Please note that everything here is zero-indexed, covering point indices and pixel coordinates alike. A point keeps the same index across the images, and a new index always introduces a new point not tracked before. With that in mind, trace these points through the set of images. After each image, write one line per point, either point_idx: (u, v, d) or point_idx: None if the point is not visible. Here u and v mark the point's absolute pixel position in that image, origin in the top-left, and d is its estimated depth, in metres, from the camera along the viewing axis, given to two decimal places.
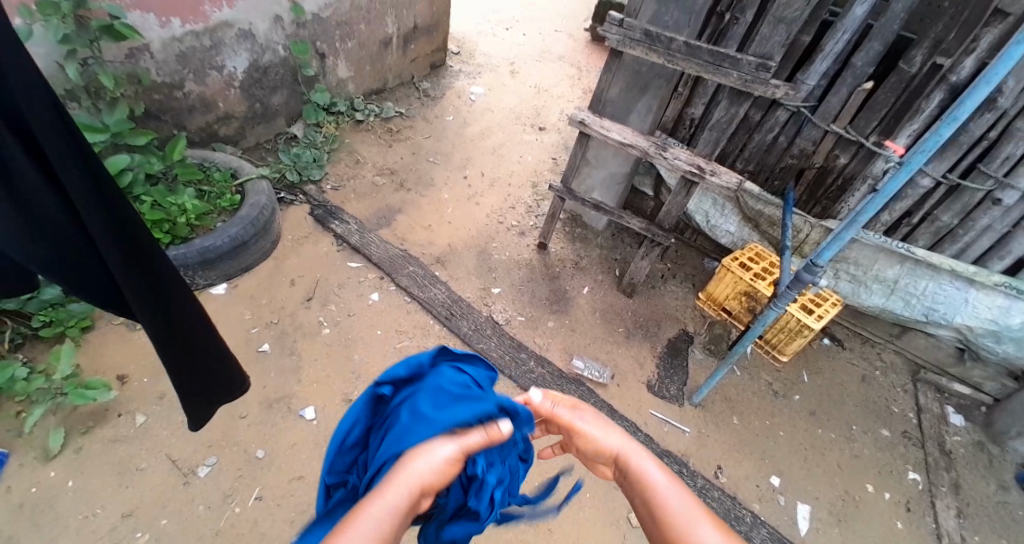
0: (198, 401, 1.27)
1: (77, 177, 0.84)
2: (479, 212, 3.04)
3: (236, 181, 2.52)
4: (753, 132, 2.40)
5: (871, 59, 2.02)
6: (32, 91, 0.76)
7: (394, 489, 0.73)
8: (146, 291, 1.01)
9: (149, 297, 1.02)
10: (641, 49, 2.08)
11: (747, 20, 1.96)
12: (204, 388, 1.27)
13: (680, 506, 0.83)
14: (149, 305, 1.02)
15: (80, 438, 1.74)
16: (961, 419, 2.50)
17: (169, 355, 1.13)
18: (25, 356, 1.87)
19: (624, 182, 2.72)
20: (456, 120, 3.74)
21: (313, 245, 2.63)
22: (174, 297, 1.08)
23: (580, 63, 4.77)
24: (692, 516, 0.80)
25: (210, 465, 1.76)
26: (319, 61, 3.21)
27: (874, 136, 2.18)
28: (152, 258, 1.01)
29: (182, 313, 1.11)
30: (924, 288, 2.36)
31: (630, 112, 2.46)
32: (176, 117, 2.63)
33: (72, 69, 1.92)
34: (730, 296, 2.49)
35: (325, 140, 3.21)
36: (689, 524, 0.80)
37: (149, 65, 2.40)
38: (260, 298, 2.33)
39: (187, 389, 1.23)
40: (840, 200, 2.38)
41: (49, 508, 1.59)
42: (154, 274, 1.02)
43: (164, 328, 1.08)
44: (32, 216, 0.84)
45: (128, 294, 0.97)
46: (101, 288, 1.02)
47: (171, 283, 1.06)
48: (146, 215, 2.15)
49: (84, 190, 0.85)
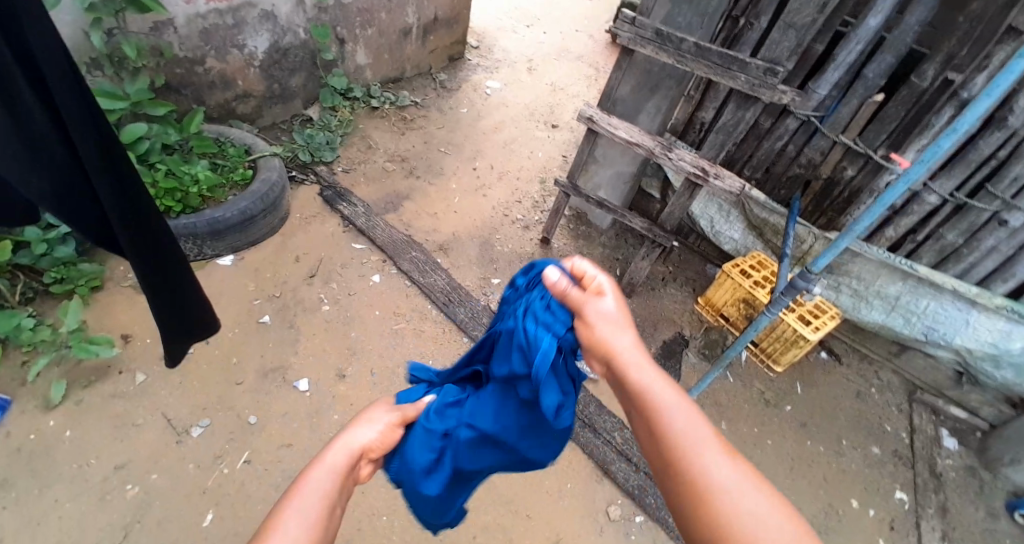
0: (174, 332, 1.35)
1: (77, 113, 0.90)
2: (485, 204, 3.07)
3: (249, 157, 2.58)
4: (763, 139, 2.40)
5: (883, 72, 2.02)
6: (38, 28, 0.82)
7: (334, 451, 0.81)
8: (135, 226, 1.09)
9: (137, 232, 1.10)
10: (652, 48, 2.09)
11: (760, 25, 1.98)
12: (179, 321, 1.34)
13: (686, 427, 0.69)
14: (133, 233, 1.09)
15: (81, 391, 1.80)
16: (954, 442, 2.48)
17: (153, 291, 1.21)
18: (34, 309, 1.94)
19: (630, 182, 2.73)
20: (470, 113, 3.77)
21: (320, 224, 2.68)
22: (154, 227, 1.14)
23: (598, 64, 4.78)
24: (700, 443, 0.68)
25: (203, 427, 1.81)
26: (339, 46, 3.26)
27: (883, 150, 2.17)
28: (140, 195, 1.09)
29: (161, 244, 1.18)
30: (925, 306, 2.34)
31: (640, 112, 2.47)
32: (195, 91, 2.70)
33: (97, 37, 1.98)
34: (729, 302, 2.48)
35: (339, 124, 3.26)
36: (698, 454, 0.67)
37: (172, 39, 2.47)
38: (264, 272, 2.38)
39: (167, 325, 1.32)
40: (846, 212, 2.37)
41: (46, 455, 1.65)
42: (140, 207, 1.09)
43: (150, 264, 1.17)
44: (33, 145, 0.90)
45: (118, 224, 1.04)
46: (92, 222, 1.09)
47: (151, 213, 1.12)
48: (159, 183, 2.21)
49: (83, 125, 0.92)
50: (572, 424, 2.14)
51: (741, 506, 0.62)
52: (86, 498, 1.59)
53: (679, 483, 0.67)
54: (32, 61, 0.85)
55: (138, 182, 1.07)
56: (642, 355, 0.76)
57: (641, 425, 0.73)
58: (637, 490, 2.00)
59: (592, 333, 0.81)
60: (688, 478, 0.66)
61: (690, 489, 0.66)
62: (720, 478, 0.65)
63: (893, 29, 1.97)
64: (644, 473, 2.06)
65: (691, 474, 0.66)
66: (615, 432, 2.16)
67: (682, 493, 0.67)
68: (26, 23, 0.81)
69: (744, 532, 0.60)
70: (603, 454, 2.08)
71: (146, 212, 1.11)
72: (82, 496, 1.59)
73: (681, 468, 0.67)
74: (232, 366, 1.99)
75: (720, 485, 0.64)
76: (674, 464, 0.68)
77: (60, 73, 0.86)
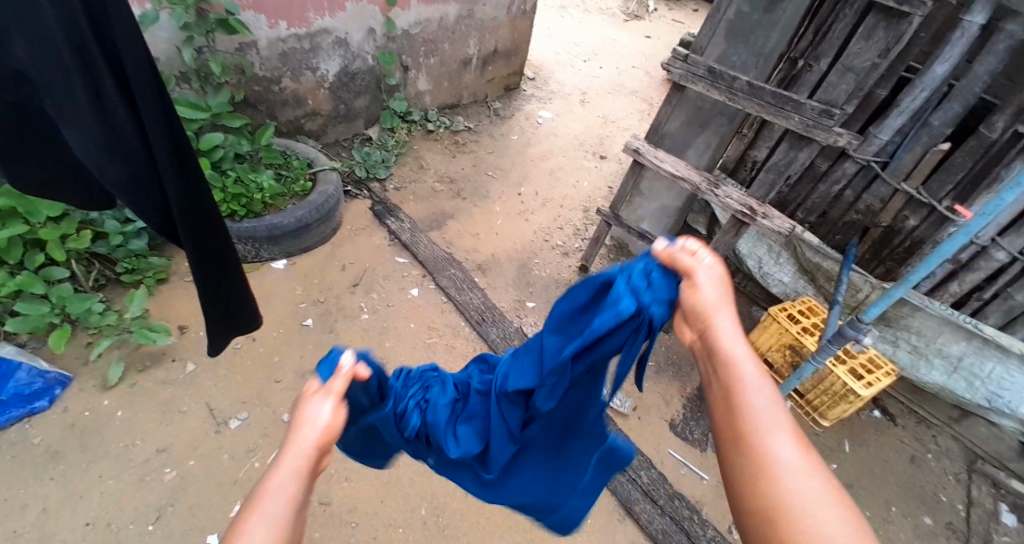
0: (219, 324, 1.43)
1: (154, 114, 1.02)
2: (527, 228, 3.11)
3: (310, 170, 2.74)
4: (818, 182, 2.33)
5: (950, 120, 1.93)
6: (129, 39, 0.94)
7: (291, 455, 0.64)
8: (191, 220, 1.19)
9: (193, 225, 1.21)
10: (703, 84, 2.10)
11: (820, 67, 1.96)
12: (228, 310, 1.44)
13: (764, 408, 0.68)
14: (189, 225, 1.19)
15: (135, 375, 1.93)
16: (1013, 519, 2.24)
17: (202, 283, 1.30)
18: (104, 295, 2.10)
19: (675, 216, 2.71)
20: (520, 140, 3.87)
21: (367, 237, 2.80)
22: (209, 221, 1.25)
23: (652, 100, 4.81)
24: (776, 424, 0.66)
25: (240, 420, 1.89)
26: (402, 73, 3.45)
27: (947, 201, 2.06)
28: (200, 193, 1.20)
29: (214, 238, 1.28)
30: (990, 370, 2.16)
31: (689, 146, 2.46)
32: (269, 107, 2.92)
33: (188, 53, 2.19)
34: (773, 347, 2.37)
35: (395, 144, 3.42)
36: (773, 440, 0.65)
37: (254, 59, 2.69)
38: (312, 278, 2.49)
39: (212, 317, 1.41)
40: (906, 263, 2.24)
41: (98, 431, 1.77)
42: (198, 202, 1.20)
43: (201, 257, 1.27)
44: (115, 142, 1.03)
45: (178, 216, 1.15)
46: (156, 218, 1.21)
47: (207, 208, 1.23)
48: (228, 189, 2.37)
49: (158, 126, 1.04)
50: None
51: (806, 496, 0.59)
52: (128, 476, 1.68)
53: (745, 464, 0.64)
54: (122, 68, 0.98)
55: (200, 178, 1.19)
56: (738, 341, 0.75)
57: (720, 404, 0.71)
58: (661, 534, 1.91)
59: (692, 300, 0.80)
60: (760, 461, 0.63)
61: (757, 472, 0.63)
62: (787, 459, 0.62)
63: (962, 76, 1.89)
64: (669, 517, 1.96)
65: (765, 455, 0.63)
66: (642, 470, 2.08)
67: (744, 468, 0.64)
68: (123, 37, 0.93)
69: (804, 518, 0.57)
70: (627, 492, 2.00)
71: (202, 208, 1.22)
72: (124, 473, 1.69)
73: (753, 448, 0.65)
74: (272, 365, 2.08)
75: (790, 470, 0.61)
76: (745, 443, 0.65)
77: (144, 81, 0.98)
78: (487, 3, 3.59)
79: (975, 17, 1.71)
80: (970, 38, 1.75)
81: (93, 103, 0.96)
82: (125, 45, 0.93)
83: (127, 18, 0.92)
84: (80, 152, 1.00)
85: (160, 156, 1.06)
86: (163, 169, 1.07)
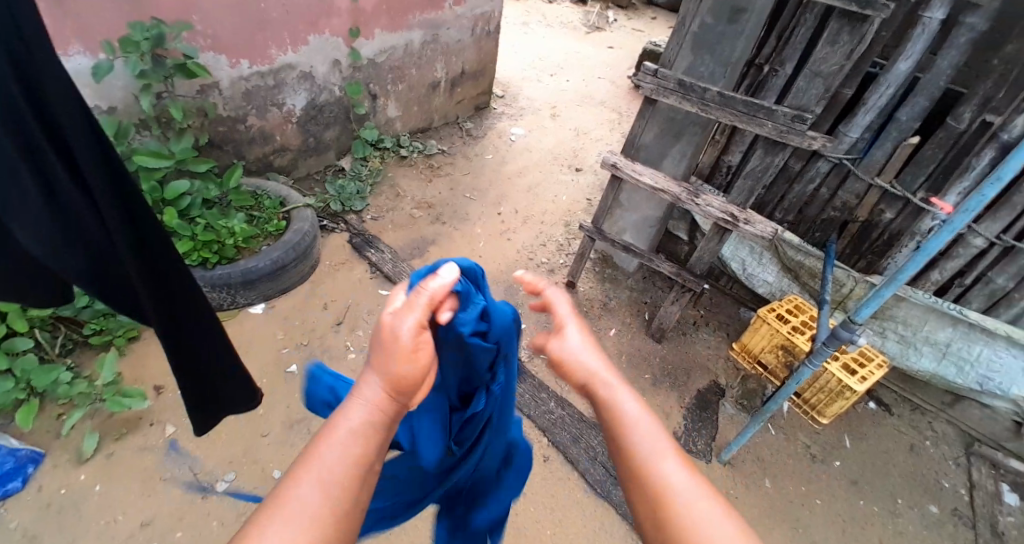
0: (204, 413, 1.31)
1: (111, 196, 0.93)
2: (510, 248, 3.08)
3: (283, 208, 2.67)
4: (794, 182, 2.36)
5: (917, 115, 1.98)
6: (73, 119, 0.85)
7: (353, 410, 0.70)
8: (160, 301, 1.10)
9: (162, 306, 1.11)
10: (675, 97, 2.11)
11: (786, 71, 2.01)
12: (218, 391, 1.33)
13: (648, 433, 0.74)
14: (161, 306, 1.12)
15: (112, 444, 1.82)
16: (1016, 498, 2.26)
17: (180, 365, 1.21)
18: (72, 361, 1.98)
19: (657, 226, 2.70)
20: (495, 159, 3.85)
21: (348, 271, 2.73)
22: (185, 300, 1.17)
23: (621, 109, 4.87)
24: (662, 453, 0.71)
25: (228, 481, 1.79)
26: (371, 101, 3.41)
27: (921, 193, 2.10)
28: (171, 272, 1.11)
29: (190, 315, 1.19)
30: (978, 353, 2.19)
31: (664, 156, 2.47)
32: (236, 147, 2.84)
33: (146, 101, 2.12)
34: (766, 349, 2.37)
35: (369, 174, 3.37)
36: (658, 462, 0.70)
37: (217, 100, 2.62)
38: (293, 320, 2.41)
39: (197, 403, 1.29)
40: (887, 255, 2.27)
41: (75, 510, 1.66)
42: (169, 281, 1.11)
43: (174, 338, 1.17)
44: (73, 232, 0.93)
45: (146, 298, 1.06)
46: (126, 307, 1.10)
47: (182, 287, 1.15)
48: (198, 236, 2.30)
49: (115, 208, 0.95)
50: (604, 482, 2.02)
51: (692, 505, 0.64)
52: None
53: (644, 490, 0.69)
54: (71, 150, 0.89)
55: (172, 254, 1.10)
56: (617, 381, 0.82)
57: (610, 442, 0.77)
58: None
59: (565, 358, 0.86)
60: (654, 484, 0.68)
61: (650, 491, 0.68)
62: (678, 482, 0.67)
63: (926, 70, 1.94)
64: None
65: (656, 481, 0.68)
66: None
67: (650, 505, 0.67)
68: (68, 117, 0.84)
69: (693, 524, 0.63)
70: None
71: (174, 287, 1.13)
72: None
73: (642, 478, 0.69)
74: (258, 417, 1.99)
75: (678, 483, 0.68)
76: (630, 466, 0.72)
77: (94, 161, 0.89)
78: (450, 26, 3.59)
79: (934, 13, 1.77)
80: (931, 33, 1.81)
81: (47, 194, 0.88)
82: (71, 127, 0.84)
83: (70, 98, 0.84)
84: (40, 255, 0.90)
85: (120, 241, 0.97)
86: (125, 254, 0.98)
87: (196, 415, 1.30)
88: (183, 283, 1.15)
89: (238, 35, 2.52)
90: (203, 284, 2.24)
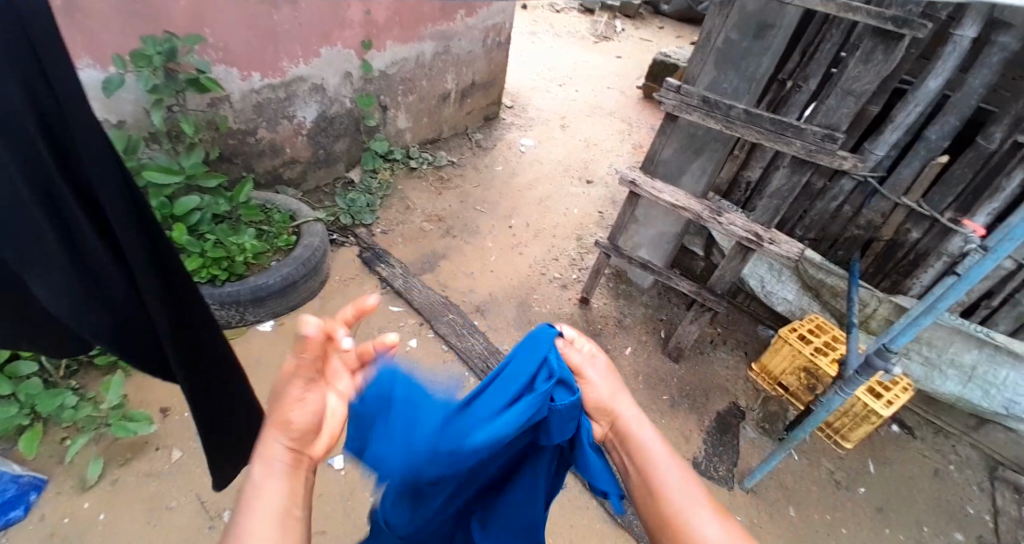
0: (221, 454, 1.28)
1: (136, 247, 0.89)
2: (521, 262, 3.03)
3: (293, 223, 2.63)
4: (815, 199, 2.31)
5: (947, 134, 1.92)
6: (103, 171, 0.81)
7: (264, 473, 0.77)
8: (185, 350, 1.06)
9: (186, 355, 1.07)
10: (698, 114, 2.10)
11: (810, 87, 1.98)
12: (236, 431, 1.29)
13: (678, 485, 0.87)
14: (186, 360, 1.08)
15: (117, 469, 1.77)
16: None
17: (202, 412, 1.16)
18: (77, 383, 1.94)
19: (673, 242, 2.65)
20: (505, 171, 3.81)
21: (357, 286, 2.68)
22: (211, 350, 1.13)
23: (631, 119, 4.83)
24: (694, 501, 0.85)
25: (236, 509, 1.74)
26: (381, 113, 3.37)
27: (949, 213, 2.05)
28: (196, 318, 1.07)
29: (215, 363, 1.16)
30: (1005, 378, 2.13)
31: (683, 173, 2.42)
32: (246, 160, 2.80)
33: (158, 116, 2.08)
34: (787, 371, 2.31)
35: (379, 186, 3.32)
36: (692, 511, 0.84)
37: (228, 113, 2.58)
38: (302, 337, 2.36)
39: (214, 448, 1.25)
40: (911, 275, 2.21)
41: (79, 539, 1.60)
42: (195, 328, 1.07)
43: (199, 385, 1.13)
44: (89, 273, 0.93)
45: (170, 346, 1.02)
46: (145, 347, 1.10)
47: (207, 336, 1.11)
48: (208, 253, 2.24)
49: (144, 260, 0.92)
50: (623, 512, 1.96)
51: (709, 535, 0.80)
52: None
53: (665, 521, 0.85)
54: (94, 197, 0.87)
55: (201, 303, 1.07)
56: (637, 418, 0.96)
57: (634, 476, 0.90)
58: None
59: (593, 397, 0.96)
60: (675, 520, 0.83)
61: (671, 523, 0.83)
62: (713, 539, 0.80)
63: (956, 88, 1.88)
64: None
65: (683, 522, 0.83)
66: None
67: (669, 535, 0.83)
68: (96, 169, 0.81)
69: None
70: None
71: (199, 335, 1.09)
72: None
73: (660, 505, 0.85)
74: None
75: (706, 529, 0.82)
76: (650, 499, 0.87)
77: (120, 213, 0.86)
78: (462, 37, 3.56)
79: (966, 30, 1.70)
80: (962, 52, 1.75)
81: (67, 246, 0.88)
82: (99, 179, 0.81)
83: (101, 154, 0.80)
84: (53, 297, 0.92)
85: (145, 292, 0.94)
86: (149, 305, 0.95)
87: (214, 453, 1.25)
88: (209, 329, 1.11)
89: (250, 48, 2.49)
90: (213, 302, 2.20)
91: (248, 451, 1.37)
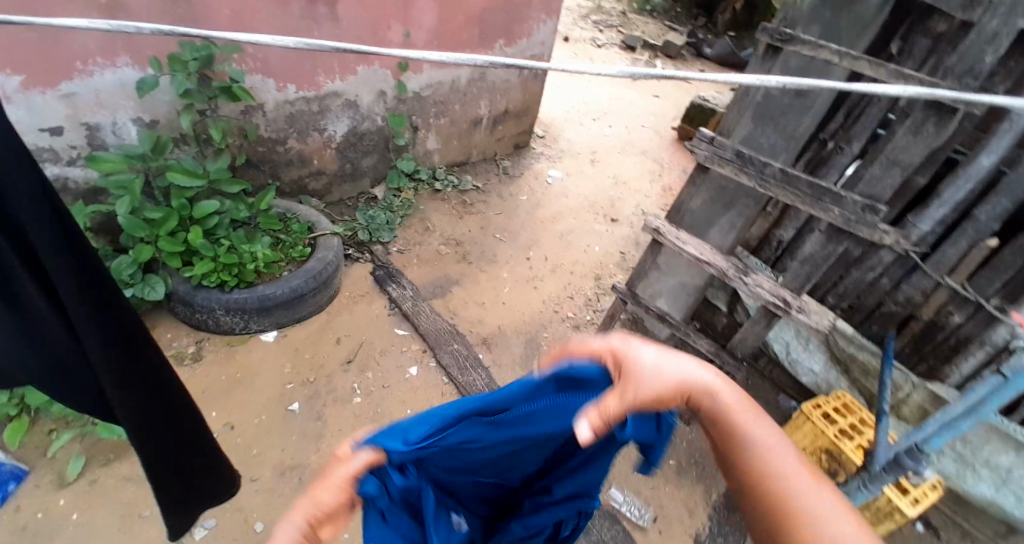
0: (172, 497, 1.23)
1: (77, 294, 0.86)
2: (535, 296, 2.96)
3: (310, 235, 2.62)
4: (851, 267, 2.17)
5: (997, 215, 1.80)
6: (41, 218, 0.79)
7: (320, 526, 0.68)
8: (140, 395, 1.03)
9: (139, 400, 1.04)
10: (731, 168, 2.06)
11: (853, 150, 1.94)
12: (202, 460, 1.26)
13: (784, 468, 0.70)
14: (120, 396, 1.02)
15: (97, 470, 1.74)
16: None
17: (159, 457, 1.13)
18: None
19: (694, 294, 2.55)
20: (529, 201, 3.77)
21: (366, 305, 2.65)
22: (163, 392, 1.09)
23: (663, 160, 4.77)
24: (810, 498, 0.67)
25: (208, 528, 1.68)
26: (412, 133, 3.39)
27: (996, 300, 1.95)
28: (148, 359, 1.04)
29: (172, 404, 1.12)
30: None
31: (711, 225, 2.33)
32: (273, 168, 2.83)
33: (186, 120, 2.11)
34: (807, 449, 2.16)
35: (401, 205, 3.31)
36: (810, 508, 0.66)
37: (259, 121, 2.62)
38: (304, 352, 2.32)
39: (175, 496, 1.22)
40: (951, 362, 2.08)
41: (47, 540, 1.56)
42: (148, 371, 1.04)
43: (156, 429, 1.10)
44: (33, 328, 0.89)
45: (119, 392, 0.99)
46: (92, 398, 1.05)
47: (159, 380, 1.07)
48: (220, 258, 2.24)
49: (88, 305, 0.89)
50: None
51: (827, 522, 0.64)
52: None
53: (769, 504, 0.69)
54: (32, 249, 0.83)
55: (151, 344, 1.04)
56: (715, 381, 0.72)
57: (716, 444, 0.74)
58: None
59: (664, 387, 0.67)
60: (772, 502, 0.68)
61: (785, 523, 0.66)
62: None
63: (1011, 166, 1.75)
64: None
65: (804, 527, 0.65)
66: None
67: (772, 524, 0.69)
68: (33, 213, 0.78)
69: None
70: None
71: (154, 379, 1.06)
72: None
73: (764, 486, 0.69)
74: (252, 460, 1.89)
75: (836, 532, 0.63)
76: (739, 471, 0.72)
77: (61, 259, 0.83)
78: (499, 65, 3.58)
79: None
80: (1019, 132, 1.61)
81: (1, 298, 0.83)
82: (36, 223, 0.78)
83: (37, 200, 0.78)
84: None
85: (90, 339, 0.91)
86: (94, 351, 0.92)
87: (175, 498, 1.22)
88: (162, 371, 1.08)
89: (288, 60, 2.53)
90: (218, 307, 2.19)
91: (209, 495, 1.35)
